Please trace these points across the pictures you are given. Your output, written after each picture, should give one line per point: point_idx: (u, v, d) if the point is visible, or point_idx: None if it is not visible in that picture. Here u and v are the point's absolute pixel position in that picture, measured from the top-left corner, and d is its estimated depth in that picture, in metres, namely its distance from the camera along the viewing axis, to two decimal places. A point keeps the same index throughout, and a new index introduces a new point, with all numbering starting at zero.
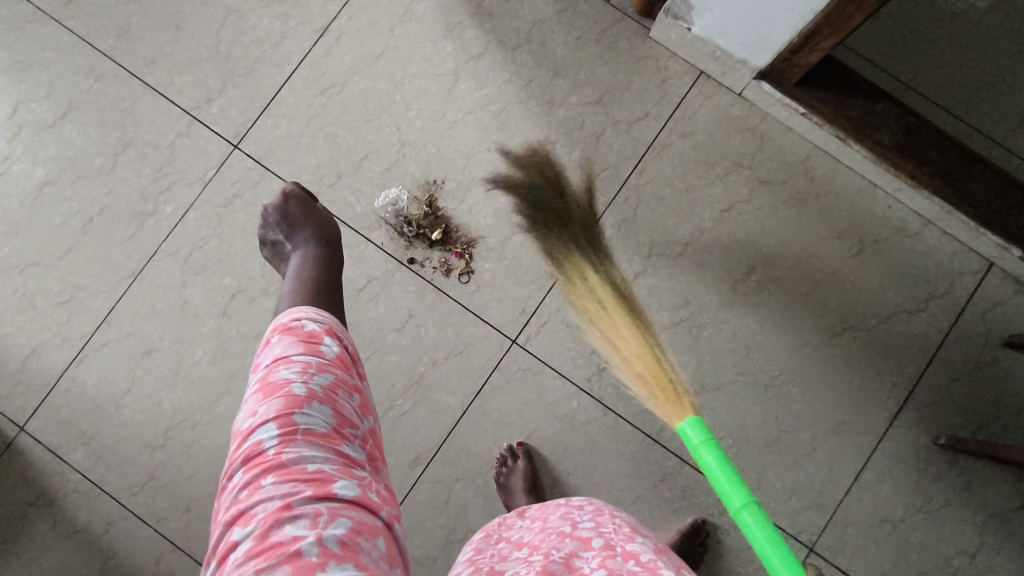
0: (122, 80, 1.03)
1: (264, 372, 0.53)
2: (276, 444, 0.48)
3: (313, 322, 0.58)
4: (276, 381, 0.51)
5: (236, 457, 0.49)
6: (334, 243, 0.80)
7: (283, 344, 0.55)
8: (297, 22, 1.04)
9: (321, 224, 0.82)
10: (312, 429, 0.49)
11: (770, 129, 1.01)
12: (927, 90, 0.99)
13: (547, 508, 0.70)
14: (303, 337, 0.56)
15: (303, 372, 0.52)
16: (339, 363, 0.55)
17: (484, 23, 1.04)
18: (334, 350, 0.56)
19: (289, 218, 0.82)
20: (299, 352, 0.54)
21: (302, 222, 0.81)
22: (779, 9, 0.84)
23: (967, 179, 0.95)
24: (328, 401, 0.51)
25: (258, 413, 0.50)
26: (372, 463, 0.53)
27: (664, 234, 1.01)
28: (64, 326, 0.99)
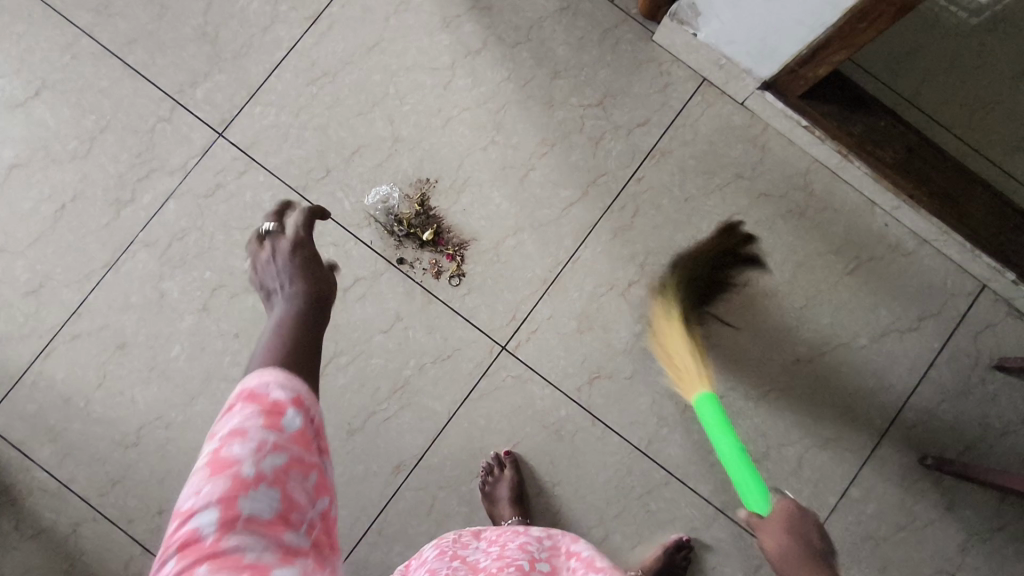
0: (100, 60, 0.98)
1: (210, 440, 0.42)
2: (213, 535, 0.38)
3: (285, 382, 0.47)
4: (225, 454, 0.41)
5: (165, 544, 0.39)
6: (323, 308, 0.60)
7: (244, 407, 0.44)
8: (288, 7, 0.99)
9: (312, 274, 0.62)
10: (258, 518, 0.39)
11: (771, 140, 1.00)
12: (929, 107, 0.98)
13: (505, 535, 0.73)
14: (267, 399, 0.45)
15: (258, 446, 0.41)
16: (304, 437, 0.44)
17: (483, 18, 1.00)
18: (298, 423, 0.44)
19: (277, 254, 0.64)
20: (255, 423, 0.42)
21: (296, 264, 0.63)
22: (790, 20, 0.81)
23: (965, 201, 0.95)
24: (282, 484, 0.41)
25: (198, 492, 0.40)
26: (324, 561, 0.42)
27: (660, 243, 0.99)
28: (32, 316, 0.95)
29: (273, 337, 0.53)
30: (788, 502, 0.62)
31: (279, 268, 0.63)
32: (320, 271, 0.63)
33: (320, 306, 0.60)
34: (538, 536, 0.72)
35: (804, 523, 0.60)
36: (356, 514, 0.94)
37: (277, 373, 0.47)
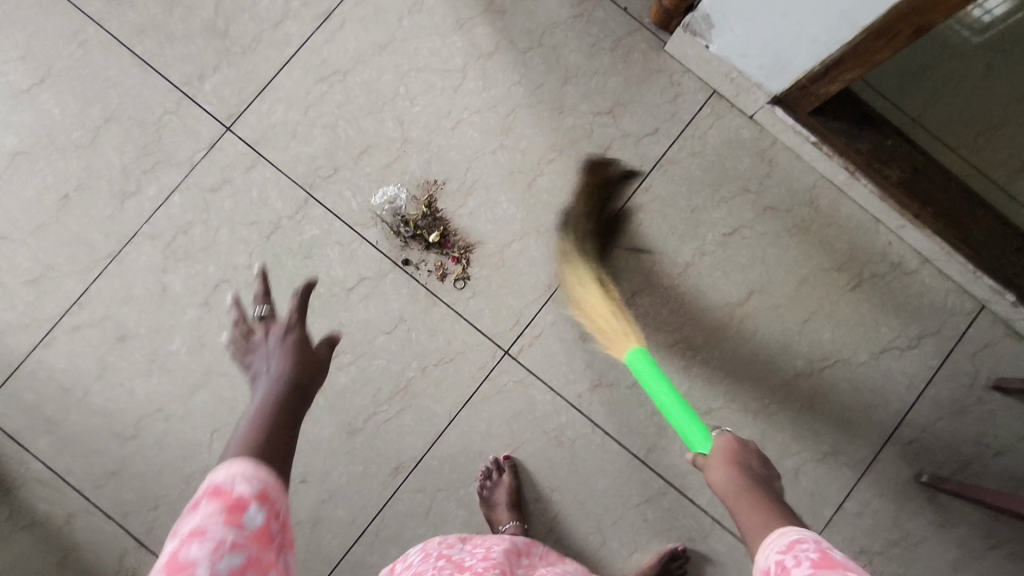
0: (108, 48, 0.97)
1: (169, 539, 0.41)
2: None
3: (250, 477, 0.45)
4: (180, 558, 0.39)
5: None
6: (306, 394, 0.60)
7: (205, 505, 0.42)
8: (300, 3, 0.99)
9: (298, 359, 0.63)
10: None
11: (779, 155, 1.00)
12: (934, 127, 1.00)
13: (490, 538, 0.74)
14: (228, 496, 0.43)
15: (215, 550, 0.39)
16: (262, 539, 0.42)
17: (496, 21, 1.00)
18: (259, 520, 0.42)
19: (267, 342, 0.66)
20: (214, 522, 0.41)
21: (281, 350, 0.64)
22: (804, 38, 0.82)
23: (967, 221, 0.96)
24: None
25: None
26: None
27: (665, 253, 0.99)
28: (32, 305, 0.94)
29: (248, 418, 0.54)
30: (729, 436, 0.64)
31: (268, 352, 0.64)
32: (310, 359, 0.64)
33: (304, 394, 0.60)
34: (521, 543, 0.74)
35: (743, 453, 0.62)
36: (354, 515, 0.94)
37: (246, 465, 0.46)
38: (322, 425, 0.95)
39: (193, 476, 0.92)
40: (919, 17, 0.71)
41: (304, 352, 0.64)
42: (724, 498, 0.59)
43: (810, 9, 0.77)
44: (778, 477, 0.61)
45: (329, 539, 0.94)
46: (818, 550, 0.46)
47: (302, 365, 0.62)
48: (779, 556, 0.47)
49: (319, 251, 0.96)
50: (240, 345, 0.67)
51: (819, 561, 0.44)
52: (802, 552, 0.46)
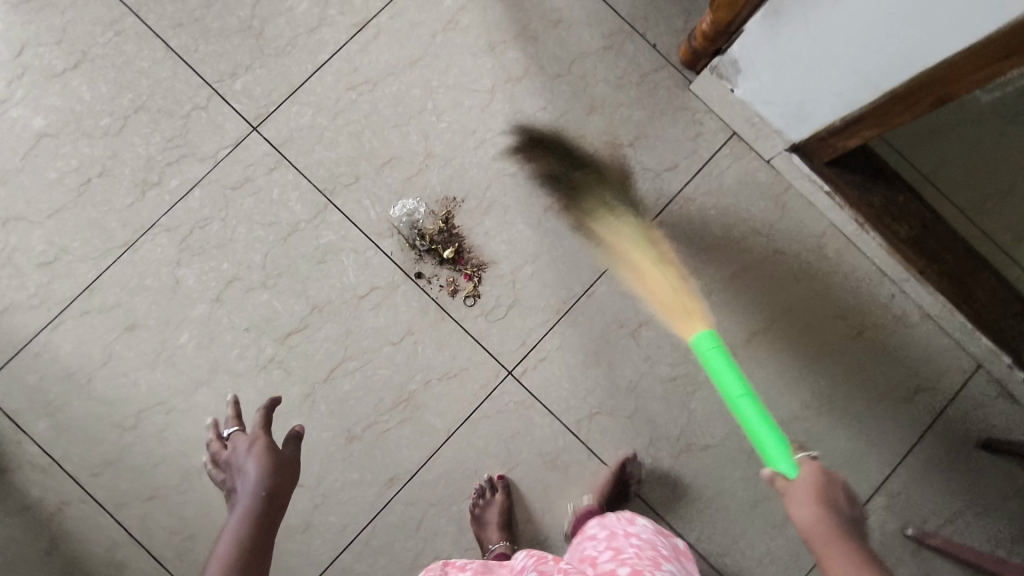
0: (143, 39, 0.98)
1: None
2: None
3: None
4: None
5: None
6: (278, 498, 0.62)
7: None
8: (336, 11, 1.00)
9: (264, 463, 0.64)
10: None
11: (792, 200, 1.02)
12: (944, 188, 1.01)
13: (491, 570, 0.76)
14: None
15: None
16: None
17: (528, 46, 1.02)
18: None
19: (235, 454, 0.67)
20: None
21: (247, 462, 0.65)
22: (828, 92, 0.84)
23: (970, 283, 0.98)
24: None
25: None
26: None
27: (675, 287, 1.00)
28: (44, 287, 0.94)
29: (222, 546, 0.56)
30: (818, 465, 0.60)
31: (241, 463, 0.65)
32: (277, 461, 0.65)
33: (276, 502, 0.62)
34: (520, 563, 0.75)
35: (833, 487, 0.59)
36: (345, 522, 0.94)
37: None
38: (321, 431, 0.95)
39: (191, 471, 0.93)
40: (942, 87, 0.71)
41: (271, 456, 0.65)
42: (811, 538, 0.55)
43: (839, 66, 0.79)
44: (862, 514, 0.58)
45: (318, 545, 0.94)
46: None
47: (271, 470, 0.64)
48: None
49: (334, 257, 0.97)
50: (216, 466, 0.69)
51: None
52: None
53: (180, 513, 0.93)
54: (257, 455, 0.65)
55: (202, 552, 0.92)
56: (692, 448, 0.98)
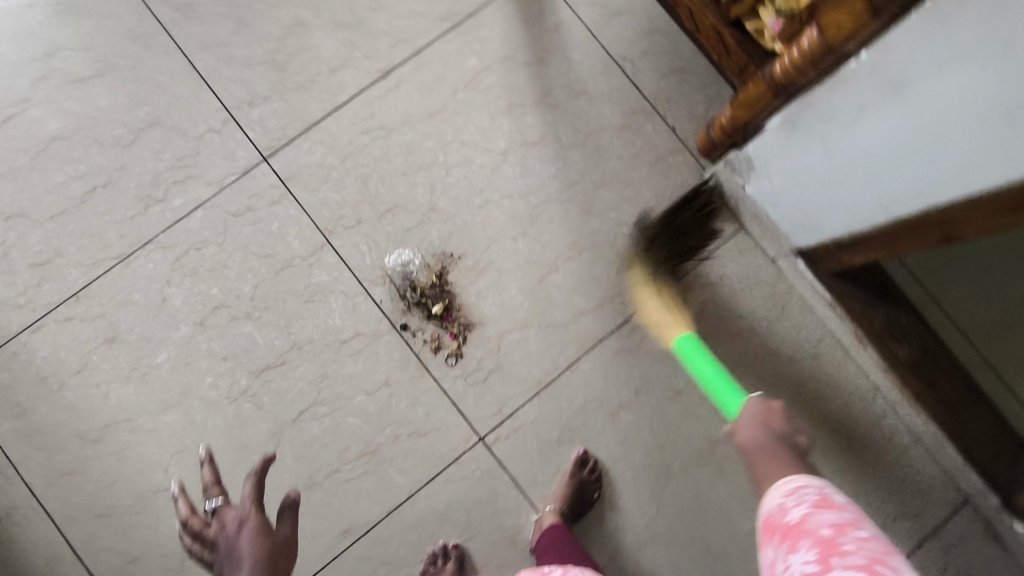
0: (170, 58, 0.99)
1: None
2: None
3: None
4: None
5: None
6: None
7: None
8: (362, 55, 1.01)
9: (258, 548, 0.59)
10: None
11: (792, 303, 1.00)
12: (953, 311, 0.99)
13: None
14: None
15: None
16: None
17: (547, 113, 1.02)
18: None
19: (227, 533, 0.63)
20: None
21: (240, 545, 0.60)
22: (837, 209, 0.83)
23: (965, 416, 0.93)
24: None
25: None
26: None
27: (661, 374, 0.98)
28: (32, 288, 0.94)
29: None
30: (759, 404, 0.75)
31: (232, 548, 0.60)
32: (272, 547, 0.60)
33: None
34: None
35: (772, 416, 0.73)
36: None
37: None
38: (282, 471, 0.93)
39: (145, 493, 0.92)
40: (952, 224, 0.68)
41: (266, 540, 0.61)
42: (748, 451, 0.70)
43: (850, 182, 0.78)
44: (801, 433, 0.73)
45: None
46: (818, 493, 0.58)
47: (266, 555, 0.59)
48: (786, 497, 0.59)
49: (322, 297, 0.96)
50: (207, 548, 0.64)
51: (819, 501, 0.56)
52: (804, 495, 0.58)
53: (127, 535, 0.91)
54: (250, 539, 0.60)
55: None
56: (656, 543, 0.95)
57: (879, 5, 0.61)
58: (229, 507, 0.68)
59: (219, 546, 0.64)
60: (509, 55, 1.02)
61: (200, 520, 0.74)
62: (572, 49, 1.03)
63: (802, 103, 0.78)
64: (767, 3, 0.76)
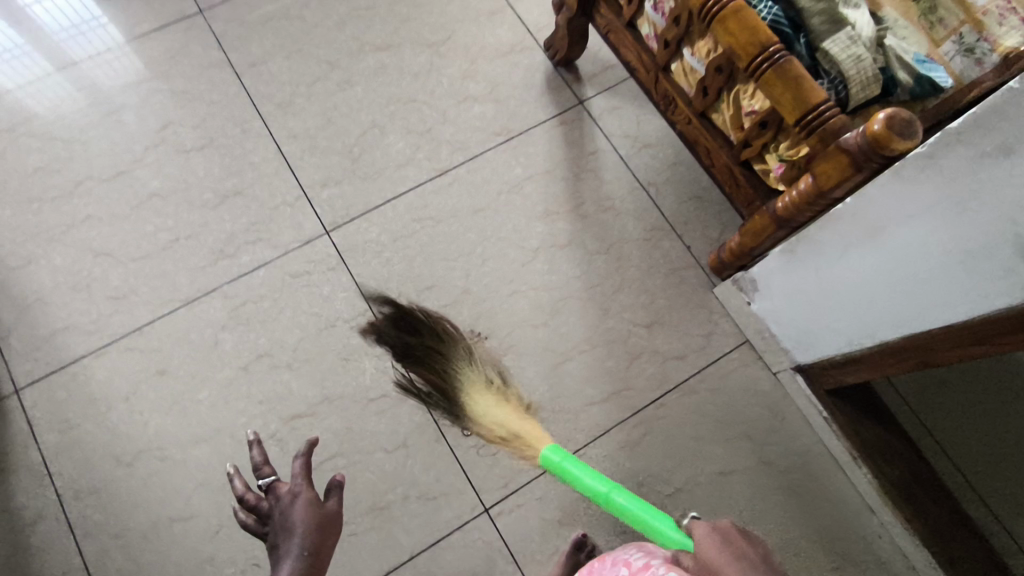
0: (262, 141, 1.17)
1: None
2: None
3: None
4: None
5: None
6: (319, 558, 0.70)
7: None
8: (424, 156, 1.17)
9: (311, 521, 0.71)
10: None
11: (790, 416, 1.07)
12: (948, 444, 1.06)
13: None
14: None
15: None
16: None
17: (577, 221, 1.15)
18: None
19: (278, 504, 0.74)
20: None
21: (294, 514, 0.72)
22: (832, 331, 0.93)
23: (956, 546, 0.96)
24: None
25: None
26: None
27: (663, 469, 1.04)
28: (104, 317, 1.06)
29: None
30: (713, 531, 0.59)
31: (283, 516, 0.72)
32: (321, 521, 0.72)
33: (320, 556, 0.70)
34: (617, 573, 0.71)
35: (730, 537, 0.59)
36: None
37: None
38: None
39: (162, 520, 0.97)
40: (925, 351, 0.79)
41: (318, 514, 0.73)
42: None
43: (842, 307, 0.89)
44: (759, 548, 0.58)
45: None
46: None
47: (317, 529, 0.71)
48: None
49: (358, 357, 1.06)
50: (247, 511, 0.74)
51: None
52: None
53: (138, 559, 0.96)
54: (303, 511, 0.72)
55: None
56: None
57: (861, 163, 0.74)
58: (267, 467, 0.76)
59: (269, 516, 0.74)
60: (550, 170, 1.18)
61: (255, 494, 0.75)
62: (605, 171, 1.18)
63: (800, 237, 0.90)
64: (773, 150, 0.90)
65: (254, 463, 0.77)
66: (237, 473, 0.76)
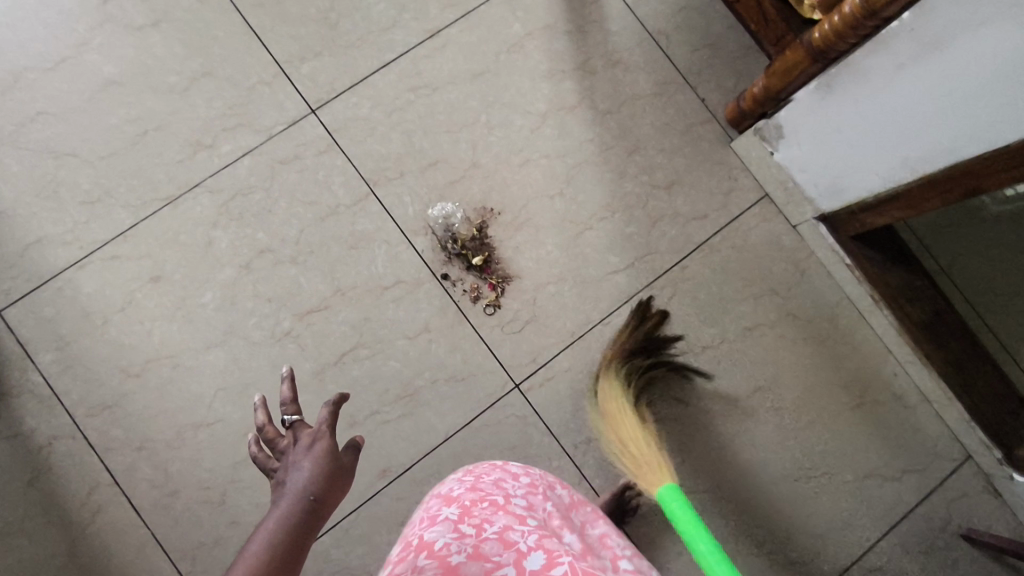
0: (224, 11, 1.02)
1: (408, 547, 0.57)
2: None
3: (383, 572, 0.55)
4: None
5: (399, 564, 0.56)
6: (321, 513, 0.55)
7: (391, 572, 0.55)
8: (411, 17, 1.05)
9: (319, 468, 0.56)
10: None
11: (811, 267, 1.05)
12: (959, 280, 1.05)
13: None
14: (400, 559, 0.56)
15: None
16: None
17: (584, 79, 1.06)
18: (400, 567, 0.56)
19: (292, 449, 0.59)
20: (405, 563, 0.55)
21: (304, 461, 0.57)
22: (867, 170, 0.89)
23: (973, 373, 0.99)
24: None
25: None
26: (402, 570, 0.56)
27: (689, 331, 1.03)
28: (80, 225, 0.96)
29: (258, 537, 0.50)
30: None
31: (290, 463, 0.57)
32: (334, 471, 0.57)
33: (317, 514, 0.54)
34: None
35: None
36: None
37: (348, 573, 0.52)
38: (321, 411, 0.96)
39: (185, 428, 0.94)
40: (970, 180, 0.76)
41: (329, 464, 0.57)
42: None
43: (882, 143, 0.84)
44: None
45: None
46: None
47: (324, 477, 0.56)
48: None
49: (366, 246, 0.99)
50: (263, 451, 0.60)
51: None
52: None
53: (167, 468, 0.93)
54: (317, 457, 0.57)
55: (181, 510, 0.92)
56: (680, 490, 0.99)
57: None
58: (293, 405, 0.62)
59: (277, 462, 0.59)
60: (551, 24, 1.07)
61: (277, 429, 0.61)
62: (610, 21, 1.08)
63: (839, 67, 0.84)
64: None
65: (282, 399, 0.62)
66: (264, 406, 0.60)
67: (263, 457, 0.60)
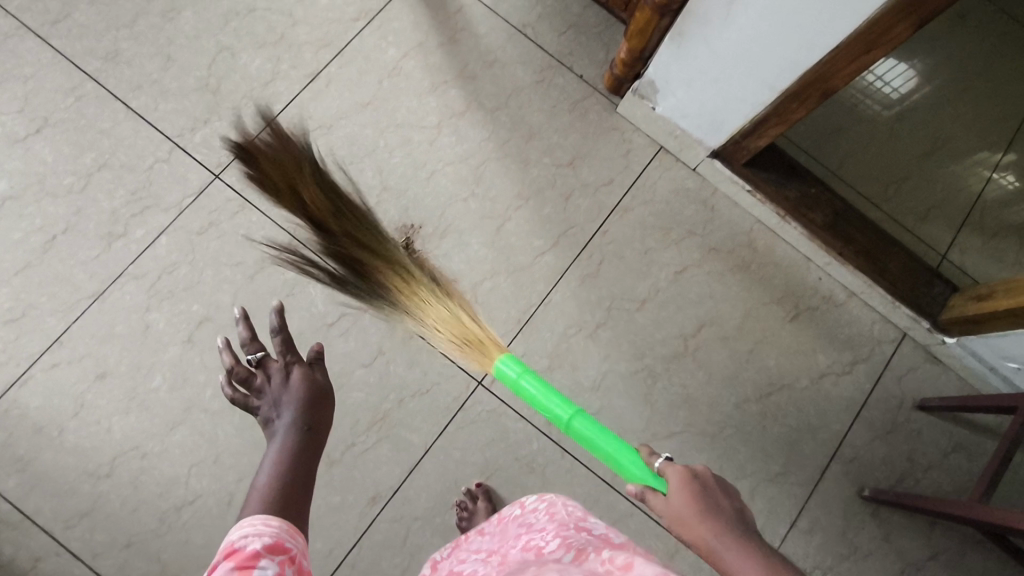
0: (104, 103, 1.04)
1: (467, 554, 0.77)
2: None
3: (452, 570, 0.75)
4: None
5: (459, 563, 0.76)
6: (317, 432, 0.67)
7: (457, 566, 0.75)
8: (288, 66, 1.08)
9: (304, 396, 0.69)
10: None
11: (719, 202, 1.13)
12: (851, 179, 1.13)
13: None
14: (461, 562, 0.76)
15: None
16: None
17: (467, 85, 1.12)
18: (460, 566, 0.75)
19: (269, 383, 0.71)
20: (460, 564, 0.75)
21: (286, 393, 0.69)
22: (734, 100, 0.96)
23: (883, 257, 1.08)
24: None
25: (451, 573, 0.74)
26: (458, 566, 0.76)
27: (624, 289, 1.08)
28: (11, 344, 0.96)
29: (273, 465, 0.62)
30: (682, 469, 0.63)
31: (276, 396, 0.69)
32: (317, 395, 0.70)
33: (313, 433, 0.67)
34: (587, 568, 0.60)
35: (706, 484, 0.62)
36: (330, 546, 0.96)
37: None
38: None
39: (168, 512, 0.93)
40: (823, 82, 0.86)
41: (312, 389, 0.70)
42: (680, 527, 0.60)
43: (738, 72, 0.92)
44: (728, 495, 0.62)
45: None
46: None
47: (313, 405, 0.69)
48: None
49: (302, 289, 1.01)
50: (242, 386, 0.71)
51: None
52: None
53: (159, 556, 0.92)
54: (298, 387, 0.70)
55: None
56: (658, 438, 1.04)
57: None
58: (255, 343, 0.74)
59: (260, 397, 0.70)
60: (422, 41, 1.12)
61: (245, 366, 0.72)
62: (477, 26, 1.13)
63: (685, 15, 0.89)
64: None
65: (241, 341, 0.74)
66: (229, 348, 0.72)
67: (242, 394, 0.71)
